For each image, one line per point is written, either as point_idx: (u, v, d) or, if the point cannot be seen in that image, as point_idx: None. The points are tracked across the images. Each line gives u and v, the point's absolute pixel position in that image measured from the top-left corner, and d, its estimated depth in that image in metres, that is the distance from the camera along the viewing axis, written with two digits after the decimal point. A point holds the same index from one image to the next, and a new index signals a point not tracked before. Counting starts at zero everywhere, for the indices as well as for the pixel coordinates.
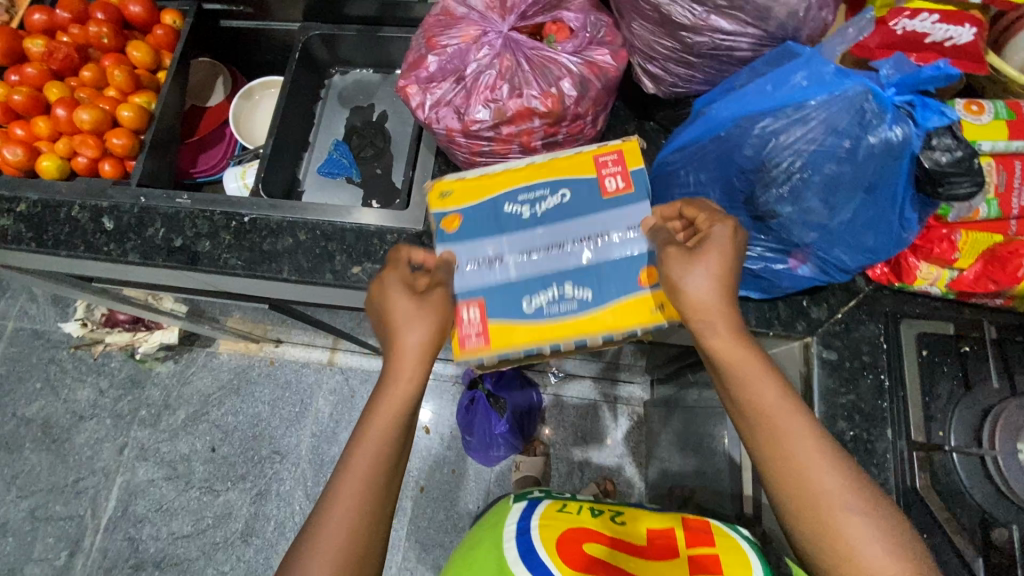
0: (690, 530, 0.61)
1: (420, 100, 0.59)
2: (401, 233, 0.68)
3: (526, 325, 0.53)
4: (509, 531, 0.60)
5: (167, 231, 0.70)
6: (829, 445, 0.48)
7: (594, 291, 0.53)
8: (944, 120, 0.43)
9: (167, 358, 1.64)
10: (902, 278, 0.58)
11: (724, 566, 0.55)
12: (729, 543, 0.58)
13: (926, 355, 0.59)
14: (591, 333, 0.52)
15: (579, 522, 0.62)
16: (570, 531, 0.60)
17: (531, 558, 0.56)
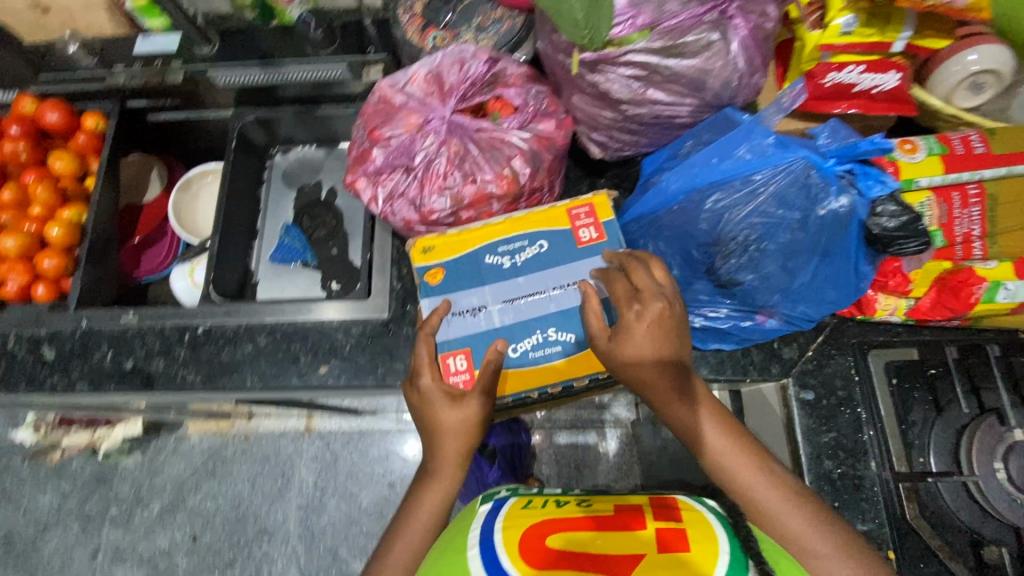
0: (658, 507, 0.50)
1: (371, 193, 0.57)
2: (366, 324, 0.66)
3: (515, 369, 0.52)
4: (471, 538, 0.47)
5: (115, 353, 0.66)
6: (772, 471, 0.50)
7: (578, 332, 0.52)
8: (885, 189, 0.45)
9: (133, 449, 1.56)
10: (863, 311, 0.60)
11: (692, 544, 0.44)
12: (697, 517, 0.48)
13: (896, 383, 0.61)
14: (576, 375, 0.52)
15: (546, 515, 0.49)
16: (538, 527, 0.47)
17: (492, 566, 0.44)
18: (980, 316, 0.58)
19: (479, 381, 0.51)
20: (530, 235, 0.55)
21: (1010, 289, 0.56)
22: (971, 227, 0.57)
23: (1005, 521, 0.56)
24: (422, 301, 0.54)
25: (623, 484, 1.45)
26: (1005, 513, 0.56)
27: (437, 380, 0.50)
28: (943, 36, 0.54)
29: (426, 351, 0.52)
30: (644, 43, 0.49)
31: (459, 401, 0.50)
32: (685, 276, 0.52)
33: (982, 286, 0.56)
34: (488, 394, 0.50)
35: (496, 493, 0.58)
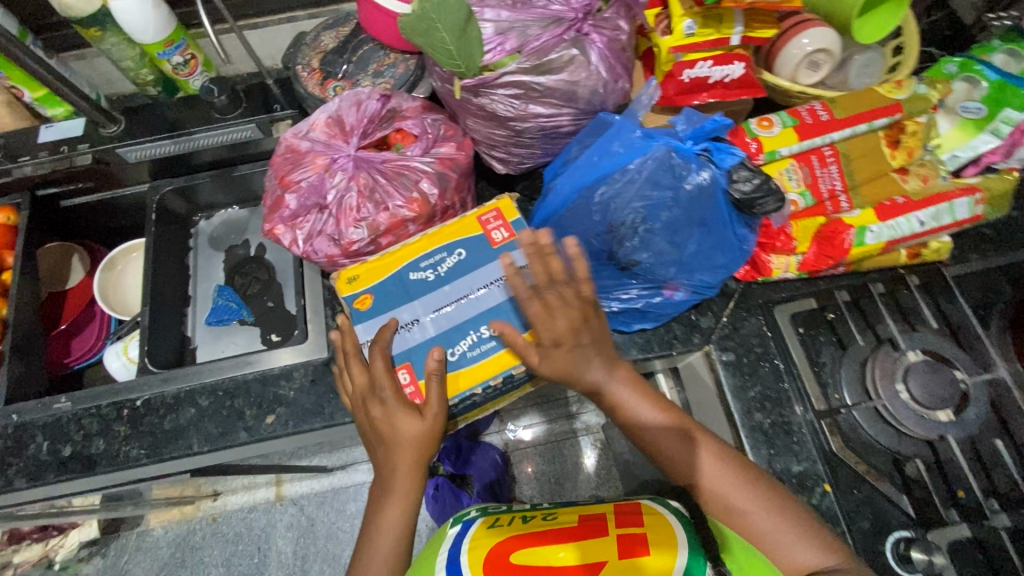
0: (622, 515, 0.58)
1: (291, 236, 0.60)
2: (308, 366, 0.67)
3: (455, 372, 0.55)
4: (440, 562, 0.55)
5: (51, 442, 0.65)
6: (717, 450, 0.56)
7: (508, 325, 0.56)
8: (736, 159, 0.52)
9: (91, 556, 1.46)
10: (761, 272, 0.66)
11: (651, 547, 0.53)
12: (657, 520, 0.57)
13: (804, 331, 0.67)
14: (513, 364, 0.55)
15: (511, 532, 0.57)
16: (503, 544, 0.55)
17: None
18: (858, 259, 0.65)
19: (427, 394, 0.53)
20: (447, 247, 0.59)
21: (874, 231, 0.63)
22: (833, 183, 0.65)
23: (918, 437, 0.61)
24: (355, 329, 0.57)
25: (605, 489, 1.46)
26: (916, 430, 0.61)
27: (394, 394, 0.53)
28: (773, 25, 0.61)
29: (378, 361, 0.54)
30: (515, 66, 0.54)
31: (415, 415, 0.53)
32: (592, 263, 0.57)
33: (851, 231, 0.63)
34: (441, 404, 0.53)
35: (466, 512, 0.65)
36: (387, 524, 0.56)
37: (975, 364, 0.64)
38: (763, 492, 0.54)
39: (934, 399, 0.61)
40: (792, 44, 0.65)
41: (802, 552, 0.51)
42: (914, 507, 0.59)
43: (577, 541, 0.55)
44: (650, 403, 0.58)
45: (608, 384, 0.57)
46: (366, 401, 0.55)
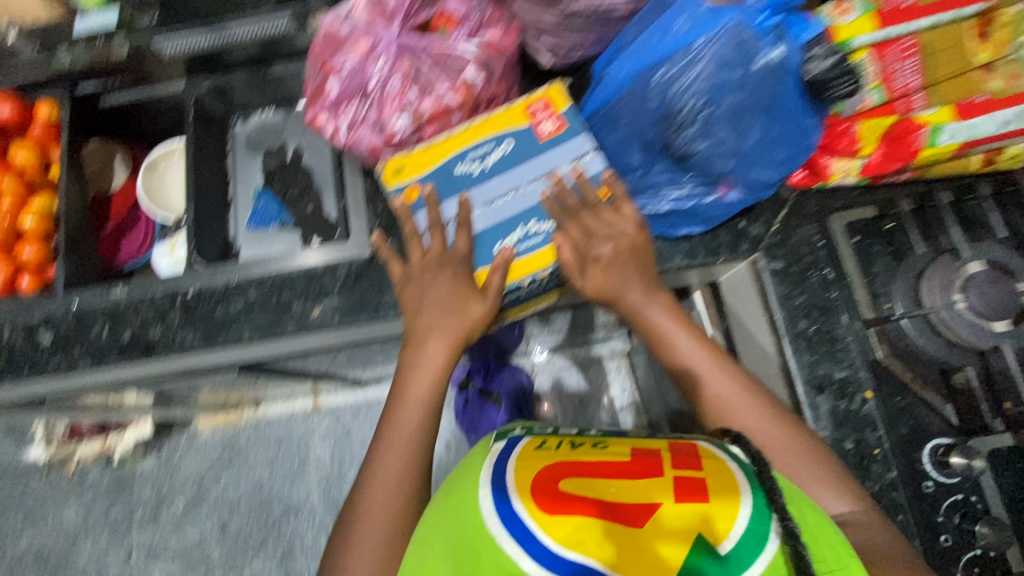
0: (676, 453, 0.45)
1: (335, 125, 0.59)
2: (350, 263, 0.68)
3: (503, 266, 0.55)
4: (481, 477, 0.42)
5: (111, 327, 0.68)
6: (743, 381, 0.58)
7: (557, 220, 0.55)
8: (813, 33, 0.49)
9: (147, 453, 1.59)
10: (819, 177, 0.64)
11: (712, 495, 0.40)
12: (716, 468, 0.43)
13: (858, 241, 0.64)
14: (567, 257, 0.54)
15: (559, 455, 0.44)
16: (551, 469, 0.42)
17: (507, 516, 0.39)
18: (927, 163, 0.61)
19: (488, 280, 0.55)
20: (494, 138, 0.57)
21: (950, 131, 0.59)
22: (913, 78, 0.59)
23: (969, 347, 0.60)
24: (403, 221, 0.57)
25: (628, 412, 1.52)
26: (968, 338, 0.60)
27: (466, 272, 0.55)
28: None
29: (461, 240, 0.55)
30: None
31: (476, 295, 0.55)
32: (647, 157, 0.57)
33: (925, 130, 0.59)
34: (499, 293, 0.55)
35: (511, 428, 0.52)
36: (411, 398, 0.57)
37: None
38: (793, 436, 0.55)
39: (992, 308, 0.60)
40: None
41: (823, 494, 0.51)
42: (957, 415, 0.59)
43: (632, 478, 0.42)
44: (689, 336, 0.60)
45: (645, 306, 0.58)
46: (443, 263, 0.56)
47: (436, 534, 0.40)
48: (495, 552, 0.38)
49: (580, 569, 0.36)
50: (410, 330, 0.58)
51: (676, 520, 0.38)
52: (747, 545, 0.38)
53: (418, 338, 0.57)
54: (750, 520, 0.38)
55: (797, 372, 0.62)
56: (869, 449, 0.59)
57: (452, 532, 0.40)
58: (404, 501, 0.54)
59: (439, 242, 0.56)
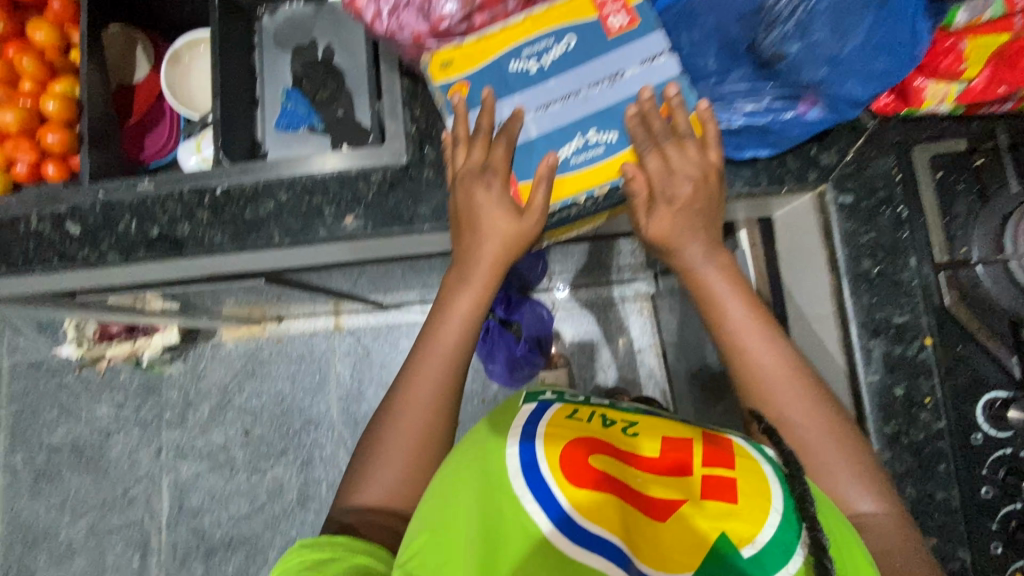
0: (711, 444, 0.46)
1: (375, 9, 0.52)
2: (385, 170, 0.64)
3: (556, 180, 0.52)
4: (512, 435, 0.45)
5: (139, 221, 0.66)
6: (791, 359, 0.56)
7: (618, 131, 0.52)
8: None
9: (174, 359, 1.64)
10: (910, 103, 0.57)
11: (741, 496, 0.41)
12: (750, 466, 0.44)
13: (941, 176, 0.58)
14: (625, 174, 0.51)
15: (590, 431, 0.46)
16: (581, 443, 0.44)
17: (538, 488, 0.42)
18: None
19: (532, 196, 0.51)
20: (554, 33, 0.52)
21: None
22: None
23: None
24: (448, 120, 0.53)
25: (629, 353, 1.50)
26: None
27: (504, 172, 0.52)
28: None
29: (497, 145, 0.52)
30: None
31: (514, 211, 0.53)
32: (725, 61, 0.52)
33: None
34: (542, 213, 0.51)
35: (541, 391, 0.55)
36: (458, 312, 0.58)
37: None
38: (837, 435, 0.53)
39: None
40: None
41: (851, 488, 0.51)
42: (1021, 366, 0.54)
43: (663, 470, 0.43)
44: (742, 303, 0.57)
45: (702, 266, 0.56)
46: (468, 180, 0.53)
47: (466, 482, 0.44)
48: (521, 516, 0.41)
49: (599, 542, 0.39)
50: (456, 253, 0.57)
51: (701, 515, 0.40)
52: (772, 553, 0.39)
53: (459, 254, 0.56)
54: (778, 527, 0.40)
55: (853, 313, 0.58)
56: (920, 397, 0.57)
57: (481, 485, 0.43)
58: (437, 401, 0.58)
59: (481, 143, 0.52)
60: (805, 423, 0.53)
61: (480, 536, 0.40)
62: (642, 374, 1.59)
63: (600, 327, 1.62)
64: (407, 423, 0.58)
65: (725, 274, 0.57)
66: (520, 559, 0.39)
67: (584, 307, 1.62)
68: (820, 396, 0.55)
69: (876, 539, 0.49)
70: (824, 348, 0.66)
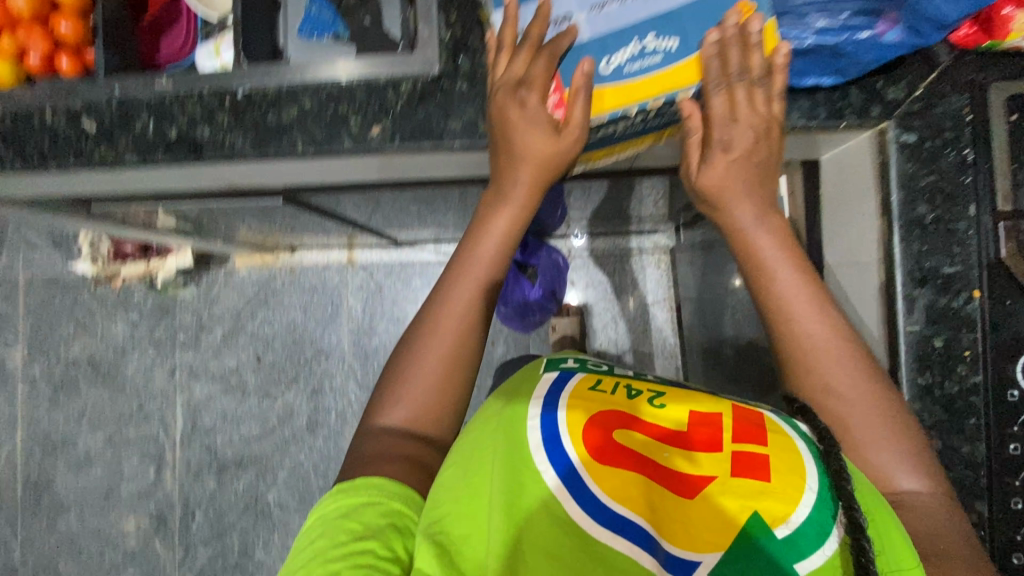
0: (740, 420, 0.47)
1: None
2: (415, 80, 0.60)
3: (609, 88, 0.52)
4: (534, 408, 0.50)
5: (157, 121, 0.63)
6: (841, 331, 0.56)
7: (677, 39, 0.50)
8: None
9: (187, 283, 1.65)
10: (993, 36, 0.52)
11: (774, 474, 0.42)
12: (783, 442, 0.44)
13: (1016, 120, 0.53)
14: (681, 86, 0.51)
15: (611, 404, 0.49)
16: (604, 416, 0.48)
17: (557, 452, 0.46)
18: None
19: (572, 109, 0.52)
20: None
21: None
22: None
23: None
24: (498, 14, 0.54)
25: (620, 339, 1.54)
26: None
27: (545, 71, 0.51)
28: None
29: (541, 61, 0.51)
30: None
31: (551, 132, 0.53)
32: None
33: None
34: (583, 130, 0.52)
35: (563, 360, 0.61)
36: (494, 234, 0.59)
37: None
38: (883, 411, 0.53)
39: None
40: None
41: (900, 464, 0.52)
42: None
43: (689, 448, 0.45)
44: (795, 271, 0.57)
45: (756, 227, 0.57)
46: (505, 94, 0.52)
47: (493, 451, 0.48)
48: (538, 483, 0.45)
49: (623, 521, 0.41)
50: (493, 172, 0.58)
51: (732, 494, 0.41)
52: (807, 535, 0.39)
53: (495, 183, 0.58)
54: (813, 508, 0.40)
55: (900, 261, 0.56)
56: (960, 350, 0.55)
57: (504, 454, 0.47)
58: (467, 324, 0.60)
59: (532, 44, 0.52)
60: (852, 394, 0.54)
61: (504, 502, 0.44)
62: (654, 328, 1.58)
63: (615, 279, 1.60)
64: (436, 345, 0.60)
65: (778, 241, 0.57)
66: (538, 521, 0.43)
67: (600, 257, 1.60)
68: (868, 372, 0.55)
69: (918, 516, 0.49)
70: (860, 298, 0.64)
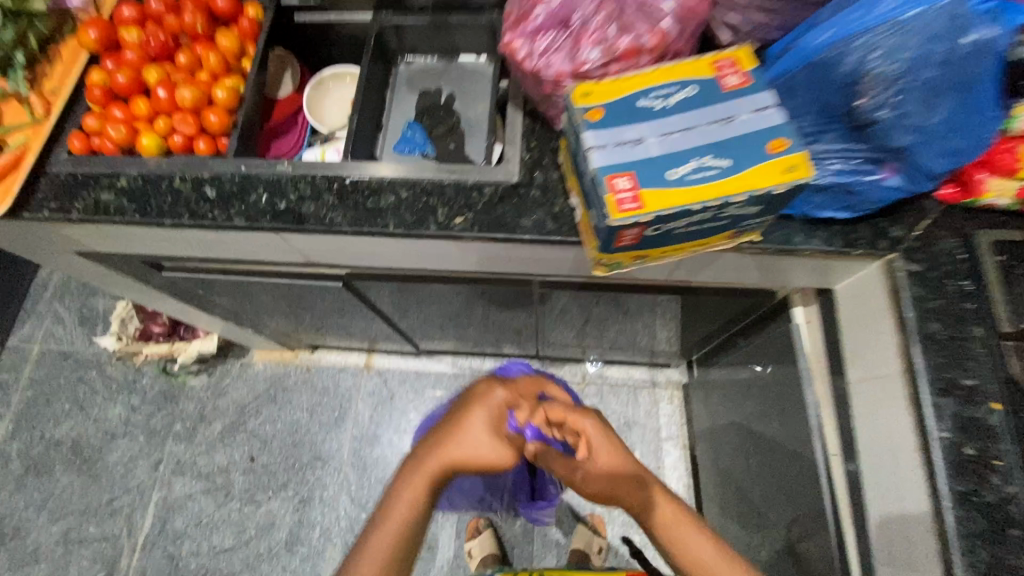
0: None
1: (527, 50, 0.62)
2: (496, 186, 0.71)
3: (666, 189, 0.53)
4: None
5: (270, 195, 0.74)
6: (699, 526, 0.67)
7: (729, 160, 0.53)
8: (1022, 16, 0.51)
9: (200, 371, 1.65)
10: (971, 194, 0.64)
11: None
12: None
13: (1006, 259, 0.63)
14: (708, 199, 0.52)
15: None
16: None
17: None
18: None
19: (651, 201, 0.52)
20: (680, 82, 0.58)
21: None
22: None
23: None
24: (586, 134, 0.55)
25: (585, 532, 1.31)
26: None
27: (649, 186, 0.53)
28: None
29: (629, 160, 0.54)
30: None
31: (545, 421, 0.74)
32: (823, 124, 0.58)
33: None
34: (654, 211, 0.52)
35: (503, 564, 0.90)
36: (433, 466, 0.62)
37: None
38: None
39: None
40: None
41: None
42: None
43: None
44: (665, 502, 0.68)
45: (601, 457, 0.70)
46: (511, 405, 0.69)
47: None
48: None
49: None
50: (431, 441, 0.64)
51: None
52: None
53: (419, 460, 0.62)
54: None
55: (922, 370, 0.62)
56: (990, 459, 0.57)
57: None
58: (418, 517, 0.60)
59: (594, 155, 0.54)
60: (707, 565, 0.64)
61: None
62: (667, 466, 1.53)
63: (628, 409, 1.59)
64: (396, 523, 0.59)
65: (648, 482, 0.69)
66: None
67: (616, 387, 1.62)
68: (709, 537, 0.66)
69: None
70: (883, 408, 0.69)
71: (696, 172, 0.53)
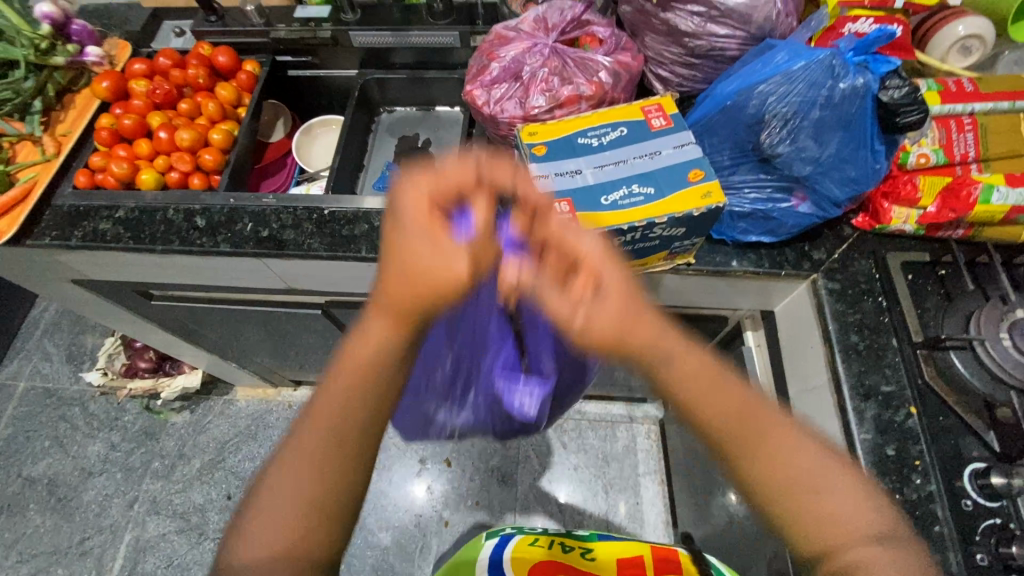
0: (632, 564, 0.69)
1: (485, 98, 0.72)
2: None
3: (601, 214, 0.60)
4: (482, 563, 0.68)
5: (255, 224, 0.81)
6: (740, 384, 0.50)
7: (654, 187, 0.61)
8: (891, 67, 0.59)
9: (183, 408, 1.66)
10: (880, 220, 0.71)
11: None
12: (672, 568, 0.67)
13: (912, 279, 0.71)
14: (636, 221, 0.60)
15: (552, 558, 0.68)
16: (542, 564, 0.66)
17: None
18: (980, 221, 0.69)
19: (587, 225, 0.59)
20: (613, 123, 0.67)
21: (1001, 192, 0.67)
22: (968, 148, 0.70)
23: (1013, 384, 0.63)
24: (532, 166, 0.64)
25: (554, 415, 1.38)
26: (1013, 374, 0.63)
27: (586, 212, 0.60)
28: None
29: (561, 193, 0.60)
30: None
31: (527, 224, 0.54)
32: (739, 158, 0.67)
33: (978, 187, 0.68)
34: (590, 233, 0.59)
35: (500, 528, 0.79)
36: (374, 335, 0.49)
37: (991, 300, 0.68)
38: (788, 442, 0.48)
39: None
40: (960, 23, 0.74)
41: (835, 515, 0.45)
42: (999, 442, 0.62)
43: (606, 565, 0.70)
44: (696, 356, 0.50)
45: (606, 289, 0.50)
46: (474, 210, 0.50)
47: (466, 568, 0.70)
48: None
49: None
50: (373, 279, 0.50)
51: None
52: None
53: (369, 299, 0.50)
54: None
55: (845, 376, 0.67)
56: (910, 460, 0.63)
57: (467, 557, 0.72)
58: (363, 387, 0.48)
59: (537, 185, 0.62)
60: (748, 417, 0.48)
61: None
62: (646, 502, 1.53)
63: (606, 445, 1.61)
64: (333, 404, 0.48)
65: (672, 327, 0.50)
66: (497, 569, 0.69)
67: (594, 422, 1.64)
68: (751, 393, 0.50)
69: None
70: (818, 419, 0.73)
71: (625, 199, 0.61)
